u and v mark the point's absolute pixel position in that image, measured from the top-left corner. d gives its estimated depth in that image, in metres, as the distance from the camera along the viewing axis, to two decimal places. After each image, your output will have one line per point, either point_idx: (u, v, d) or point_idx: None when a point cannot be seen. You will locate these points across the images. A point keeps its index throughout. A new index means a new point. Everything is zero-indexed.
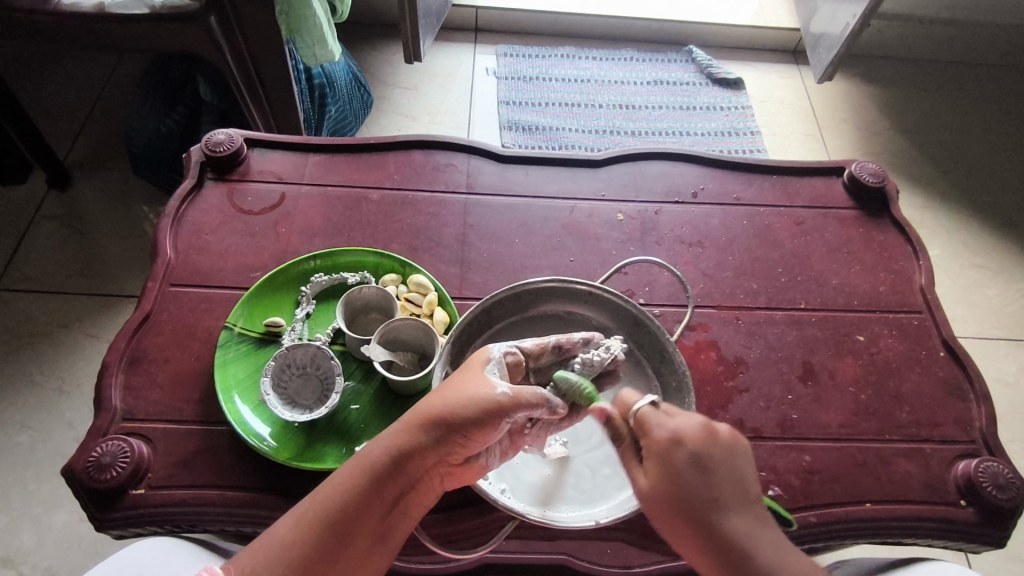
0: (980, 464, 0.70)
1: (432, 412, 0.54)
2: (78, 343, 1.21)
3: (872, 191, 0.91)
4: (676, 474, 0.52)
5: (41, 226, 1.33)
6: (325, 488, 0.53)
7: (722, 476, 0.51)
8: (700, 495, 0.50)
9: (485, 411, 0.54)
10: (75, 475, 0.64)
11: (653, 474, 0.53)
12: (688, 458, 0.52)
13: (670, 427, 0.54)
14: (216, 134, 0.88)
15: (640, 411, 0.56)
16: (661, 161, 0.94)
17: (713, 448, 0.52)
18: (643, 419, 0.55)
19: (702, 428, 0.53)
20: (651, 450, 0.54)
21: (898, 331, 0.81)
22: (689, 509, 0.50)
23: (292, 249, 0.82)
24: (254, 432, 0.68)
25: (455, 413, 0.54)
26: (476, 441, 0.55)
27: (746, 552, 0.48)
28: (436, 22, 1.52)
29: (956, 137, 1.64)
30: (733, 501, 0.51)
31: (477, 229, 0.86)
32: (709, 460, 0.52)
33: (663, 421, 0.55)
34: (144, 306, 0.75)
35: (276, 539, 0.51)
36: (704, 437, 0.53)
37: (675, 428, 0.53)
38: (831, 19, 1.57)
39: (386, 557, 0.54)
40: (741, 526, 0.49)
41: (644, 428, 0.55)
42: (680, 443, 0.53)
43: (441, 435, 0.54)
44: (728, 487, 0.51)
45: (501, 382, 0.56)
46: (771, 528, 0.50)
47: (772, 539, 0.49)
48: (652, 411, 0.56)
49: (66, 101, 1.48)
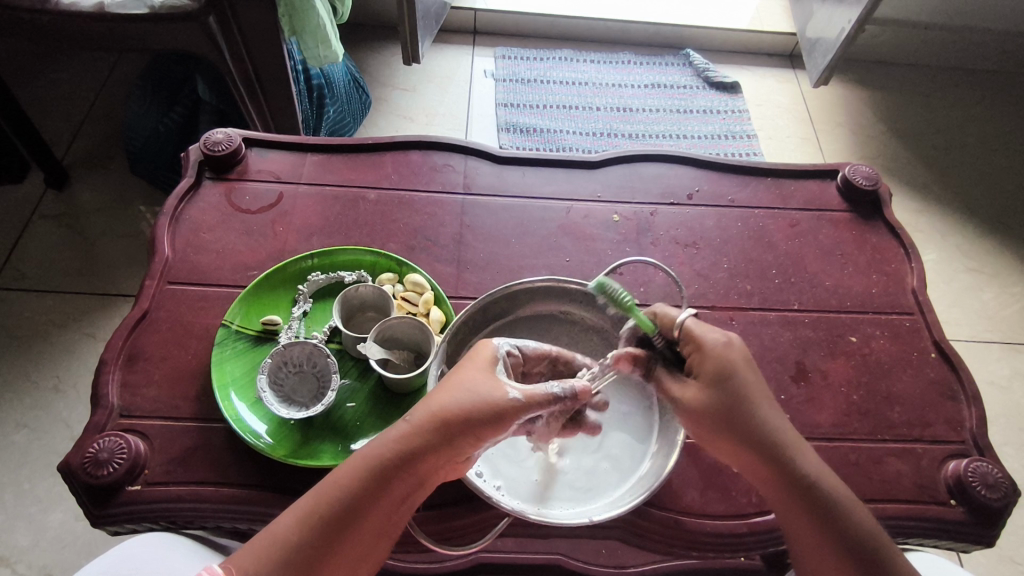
0: (970, 463, 0.71)
1: (443, 413, 0.55)
2: (76, 341, 1.21)
3: (865, 194, 0.92)
4: (728, 381, 0.59)
5: (39, 224, 1.33)
6: (328, 487, 0.52)
7: (763, 381, 0.60)
8: (751, 400, 0.58)
9: (498, 413, 0.55)
10: (72, 471, 0.65)
11: (704, 379, 0.60)
12: (737, 371, 0.59)
13: (716, 342, 0.60)
14: (214, 134, 0.88)
15: (688, 325, 0.62)
16: (656, 163, 0.95)
17: (755, 359, 0.61)
18: (690, 336, 0.61)
19: (739, 344, 0.61)
20: (701, 365, 0.60)
21: (890, 332, 0.82)
22: (741, 415, 0.58)
23: (290, 248, 0.82)
24: (250, 429, 0.68)
25: (467, 416, 0.55)
26: (484, 442, 0.56)
27: (789, 447, 0.57)
28: (434, 24, 1.52)
29: (951, 142, 1.65)
30: (771, 407, 0.59)
31: (474, 229, 0.86)
32: (750, 372, 0.60)
33: (706, 338, 0.61)
34: (142, 303, 0.75)
35: (281, 534, 0.51)
36: (747, 350, 0.61)
37: (725, 339, 0.60)
38: (826, 24, 1.58)
39: (383, 550, 0.55)
40: (781, 425, 0.58)
41: (691, 344, 0.61)
42: (727, 357, 0.60)
43: (451, 437, 0.54)
44: (767, 392, 0.60)
45: (511, 385, 0.57)
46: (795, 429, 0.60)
47: (800, 436, 0.59)
48: (695, 326, 0.62)
49: (64, 100, 1.48)
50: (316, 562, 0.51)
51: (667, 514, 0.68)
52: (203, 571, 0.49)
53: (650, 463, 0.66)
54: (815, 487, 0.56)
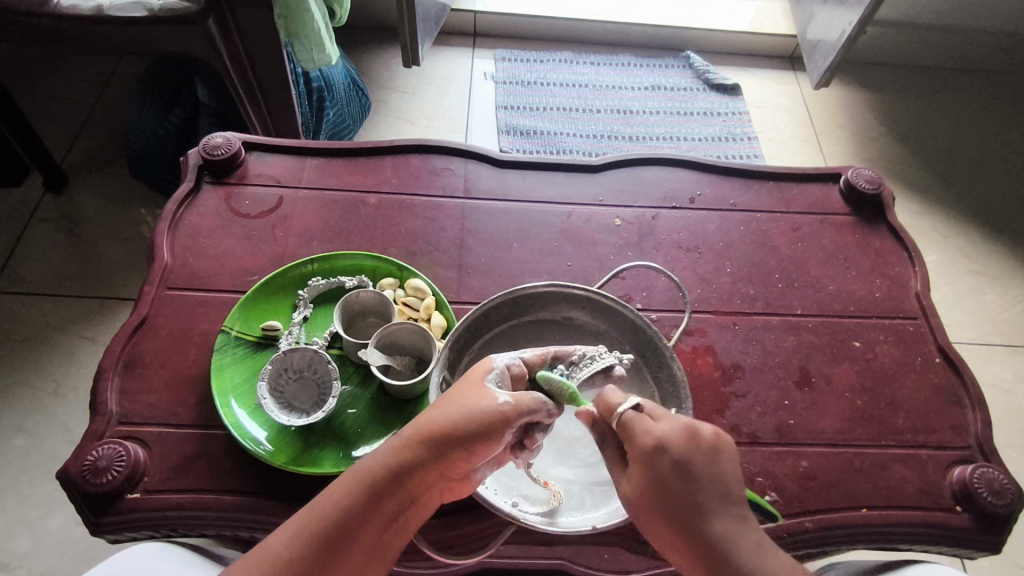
0: (975, 469, 0.71)
1: (434, 426, 0.54)
2: (74, 345, 1.21)
3: (868, 197, 0.92)
4: (657, 479, 0.51)
5: (38, 228, 1.32)
6: (321, 503, 0.52)
7: (705, 478, 0.51)
8: (681, 500, 0.50)
9: (490, 422, 0.54)
10: (70, 479, 0.64)
11: (636, 478, 0.53)
12: (670, 464, 0.51)
13: (655, 434, 0.52)
14: (214, 138, 0.88)
15: (623, 415, 0.54)
16: (658, 166, 0.95)
17: (695, 451, 0.52)
18: (628, 424, 0.54)
19: (683, 432, 0.52)
20: (634, 457, 0.53)
21: (894, 337, 0.81)
22: (671, 513, 0.51)
23: (290, 253, 0.82)
24: (250, 436, 0.67)
25: (458, 428, 0.54)
26: (479, 454, 0.55)
27: (728, 554, 0.49)
28: (434, 26, 1.52)
29: (953, 144, 1.65)
30: (717, 503, 0.51)
31: (475, 234, 0.86)
32: (691, 462, 0.51)
33: (647, 428, 0.53)
34: (141, 309, 0.75)
35: (272, 552, 0.50)
36: (686, 444, 0.52)
37: (658, 435, 0.52)
38: (827, 26, 1.58)
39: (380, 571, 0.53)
40: (722, 528, 0.50)
41: (629, 433, 0.54)
42: (663, 449, 0.52)
43: (443, 450, 0.54)
44: (708, 488, 0.51)
45: (502, 392, 0.56)
46: (753, 530, 0.50)
47: (753, 538, 0.50)
48: (636, 416, 0.54)
49: (63, 103, 1.48)
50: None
51: None
52: None
53: None
54: None
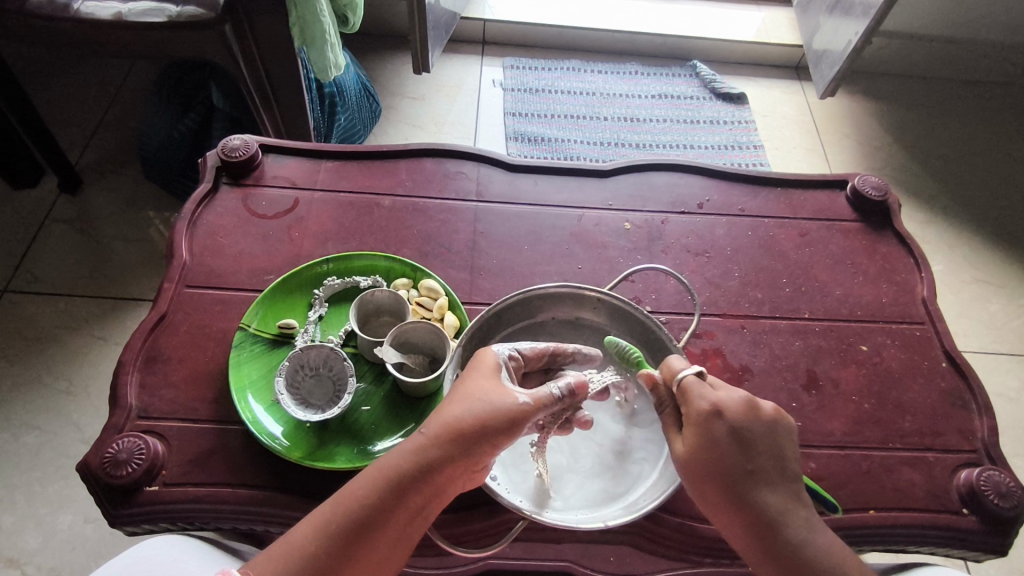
0: (981, 472, 0.71)
1: (460, 423, 0.55)
2: (88, 345, 1.22)
3: (875, 204, 0.93)
4: (713, 443, 0.55)
5: (52, 229, 1.34)
6: (345, 498, 0.53)
7: (762, 449, 0.55)
8: (740, 468, 0.54)
9: (511, 420, 0.56)
10: (91, 471, 0.65)
11: (691, 439, 0.56)
12: (728, 430, 0.55)
13: (712, 399, 0.56)
14: (232, 140, 0.90)
15: (687, 379, 0.58)
16: (667, 172, 0.96)
17: (754, 423, 0.56)
18: (688, 388, 0.58)
19: (743, 404, 0.56)
20: (692, 419, 0.56)
21: (901, 341, 0.82)
22: (723, 478, 0.54)
23: (305, 254, 0.83)
24: (266, 431, 0.69)
25: (479, 424, 0.55)
26: (499, 449, 0.56)
27: (779, 522, 0.53)
28: (444, 34, 1.54)
29: (957, 153, 1.66)
30: (770, 473, 0.55)
31: (487, 236, 0.87)
32: (748, 433, 0.55)
33: (706, 393, 0.57)
34: (160, 306, 0.76)
35: (298, 543, 0.52)
36: (746, 415, 0.56)
37: (718, 400, 0.56)
38: (833, 37, 1.60)
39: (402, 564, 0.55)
40: (772, 498, 0.54)
41: (687, 396, 0.57)
42: (721, 415, 0.55)
43: (468, 446, 0.55)
44: (765, 460, 0.55)
45: (520, 390, 0.58)
46: (803, 504, 0.54)
47: (801, 514, 0.54)
48: (697, 381, 0.58)
49: (79, 106, 1.50)
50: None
51: (681, 520, 0.68)
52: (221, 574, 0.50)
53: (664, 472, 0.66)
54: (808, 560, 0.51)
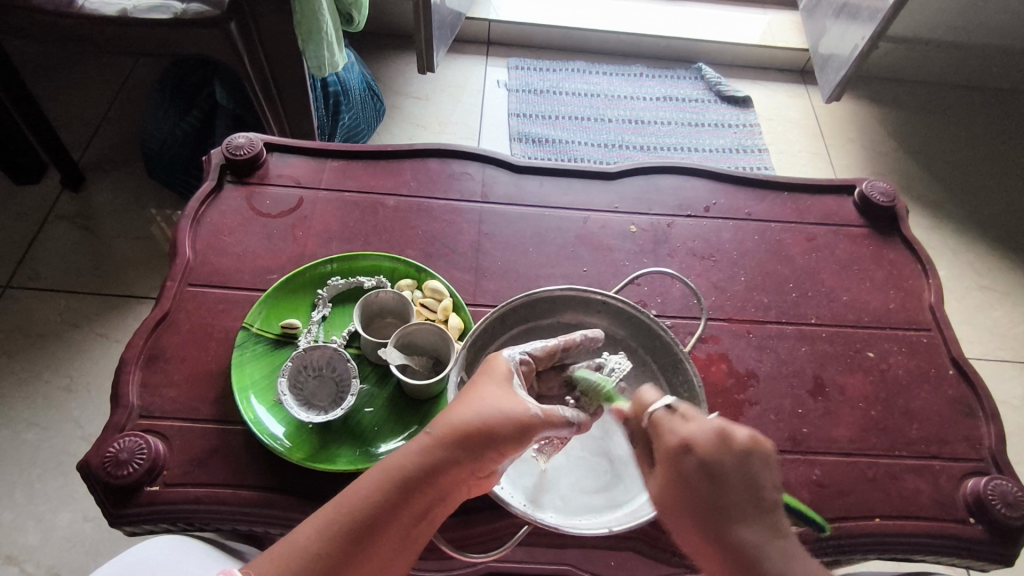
0: (989, 481, 0.71)
1: (467, 427, 0.55)
2: (89, 342, 1.22)
3: (883, 210, 0.92)
4: (683, 480, 0.52)
5: (54, 225, 1.34)
6: (349, 500, 0.52)
7: (734, 482, 0.50)
8: (709, 503, 0.49)
9: (520, 429, 0.56)
10: (92, 470, 0.65)
11: (662, 479, 0.53)
12: (695, 464, 0.51)
13: (681, 433, 0.54)
14: (237, 138, 0.89)
15: (656, 414, 0.56)
16: (673, 175, 0.96)
17: (724, 453, 0.51)
18: (658, 423, 0.56)
19: (713, 434, 0.52)
20: (664, 455, 0.54)
21: (907, 348, 0.82)
22: (693, 516, 0.50)
23: (309, 253, 0.83)
24: (268, 431, 0.68)
25: (489, 430, 0.55)
26: (506, 457, 0.57)
27: (755, 559, 0.46)
28: (449, 34, 1.54)
29: (962, 159, 1.65)
30: (744, 507, 0.49)
31: (492, 237, 0.87)
32: (715, 464, 0.50)
33: (676, 427, 0.54)
34: (163, 305, 0.76)
35: (298, 546, 0.50)
36: (714, 445, 0.51)
37: (687, 434, 0.53)
38: (839, 41, 1.60)
39: (402, 567, 0.54)
40: (748, 534, 0.47)
41: (659, 431, 0.55)
42: (688, 448, 0.52)
43: (475, 450, 0.55)
44: (738, 493, 0.49)
45: (532, 402, 0.58)
46: (785, 539, 0.47)
47: (784, 549, 0.46)
48: (667, 415, 0.56)
49: (83, 101, 1.50)
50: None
51: None
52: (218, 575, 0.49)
53: None
54: None
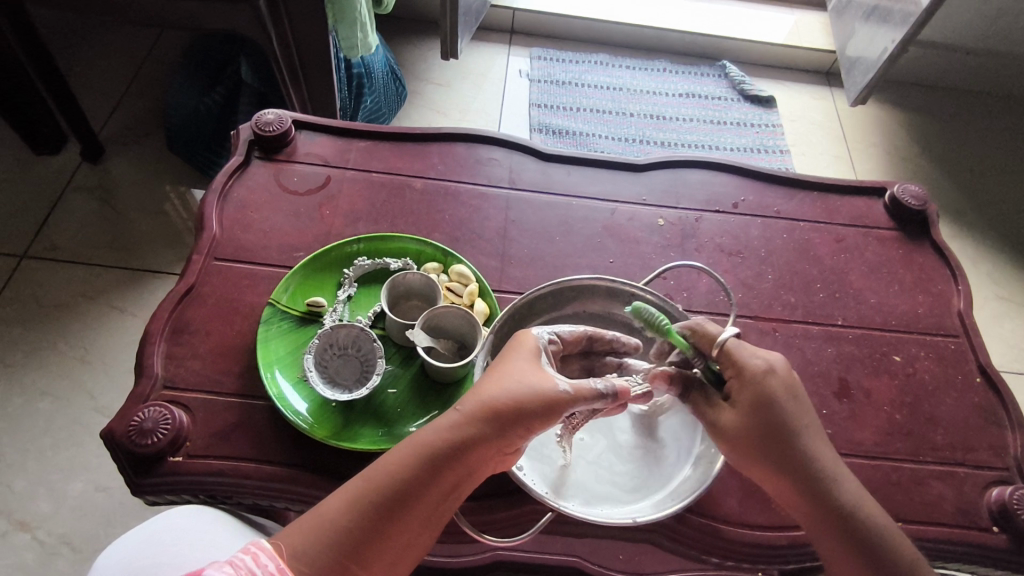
0: (1014, 490, 0.70)
1: (497, 403, 0.54)
2: (106, 314, 1.22)
3: (914, 213, 0.91)
4: (768, 403, 0.58)
5: (74, 196, 1.34)
6: (379, 472, 0.52)
7: (805, 410, 0.59)
8: (790, 426, 0.58)
9: (549, 403, 0.55)
10: (116, 439, 0.65)
11: (745, 402, 0.59)
12: (781, 391, 0.58)
13: (761, 362, 0.60)
14: (265, 114, 0.89)
15: (728, 344, 0.61)
16: (702, 169, 0.95)
17: (796, 384, 0.60)
18: (732, 352, 0.60)
19: (786, 366, 0.60)
20: (746, 383, 0.59)
21: (934, 353, 0.81)
22: (774, 438, 0.58)
23: (335, 232, 0.83)
24: (292, 407, 0.68)
25: (518, 406, 0.54)
26: (534, 432, 0.56)
27: (829, 478, 0.57)
28: (473, 20, 1.53)
29: (987, 169, 1.63)
30: (813, 433, 0.59)
31: (519, 224, 0.86)
32: (795, 392, 0.59)
33: (753, 355, 0.60)
34: (189, 277, 0.76)
35: (330, 519, 0.50)
36: (788, 375, 0.60)
37: (767, 362, 0.59)
38: (868, 43, 1.58)
39: (433, 540, 0.54)
40: (821, 457, 0.58)
41: (734, 361, 0.60)
42: (772, 376, 0.59)
43: (504, 426, 0.54)
44: (810, 419, 0.59)
45: (560, 377, 0.57)
46: (840, 462, 0.59)
47: (844, 470, 0.59)
48: (737, 344, 0.61)
49: (105, 74, 1.49)
50: (368, 556, 0.50)
51: (706, 520, 0.68)
52: (252, 544, 0.49)
53: (689, 472, 0.65)
54: (854, 514, 0.56)
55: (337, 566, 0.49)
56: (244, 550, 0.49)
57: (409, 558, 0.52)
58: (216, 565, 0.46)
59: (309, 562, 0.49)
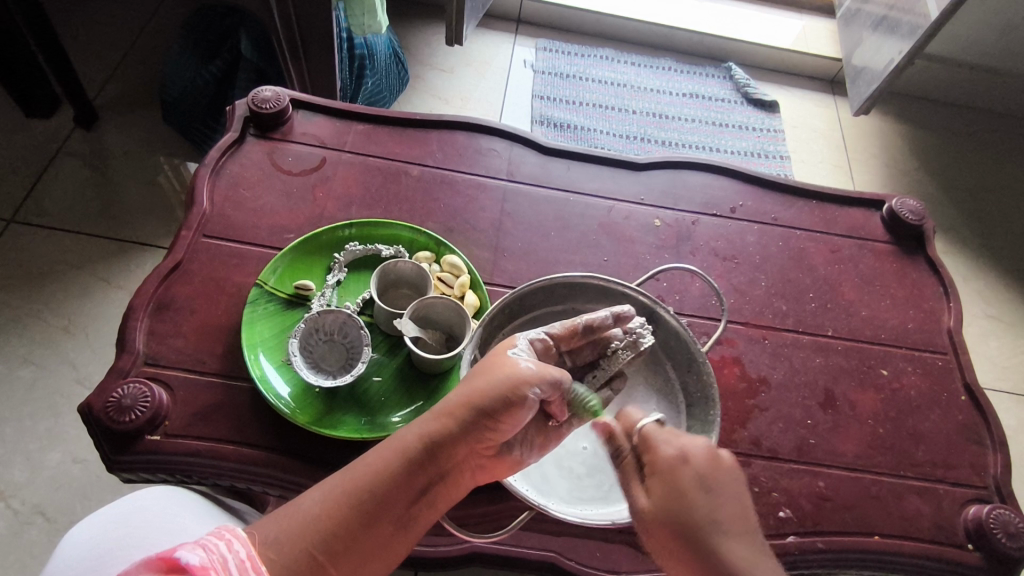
0: (992, 510, 0.70)
1: (465, 398, 0.55)
2: (91, 285, 1.20)
3: (910, 228, 0.91)
4: (676, 491, 0.54)
5: (63, 162, 1.32)
6: (356, 466, 0.52)
7: (724, 499, 0.53)
8: (699, 516, 0.52)
9: (513, 388, 0.56)
10: (93, 414, 0.64)
11: (656, 492, 0.55)
12: (693, 478, 0.54)
13: (677, 444, 0.56)
14: (263, 91, 0.87)
15: (647, 427, 0.58)
16: (701, 172, 0.94)
17: (717, 471, 0.55)
18: (649, 436, 0.58)
19: (707, 450, 0.56)
20: (657, 468, 0.56)
21: (922, 369, 0.81)
22: (680, 530, 0.52)
23: (328, 216, 0.81)
24: (274, 390, 0.67)
25: (483, 398, 0.55)
26: (506, 425, 0.56)
27: (743, 572, 0.49)
28: (480, 7, 1.51)
29: (985, 186, 1.64)
30: (731, 526, 0.52)
31: (514, 217, 0.85)
32: (712, 481, 0.54)
33: (670, 438, 0.57)
34: (176, 253, 0.74)
35: (302, 509, 0.50)
36: (707, 461, 0.55)
37: (683, 446, 0.56)
38: (874, 54, 1.57)
39: (407, 544, 0.53)
40: (738, 550, 0.50)
41: (649, 445, 0.57)
42: (686, 461, 0.55)
43: (474, 422, 0.55)
44: (727, 511, 0.53)
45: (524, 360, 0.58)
46: (768, 558, 0.51)
47: (768, 565, 0.50)
48: (656, 427, 0.58)
49: (102, 39, 1.47)
50: (340, 551, 0.49)
51: None
52: (224, 530, 0.46)
53: None
54: None
55: (304, 561, 0.48)
56: (214, 535, 0.45)
57: (382, 559, 0.51)
58: (189, 546, 0.42)
59: (277, 550, 0.47)
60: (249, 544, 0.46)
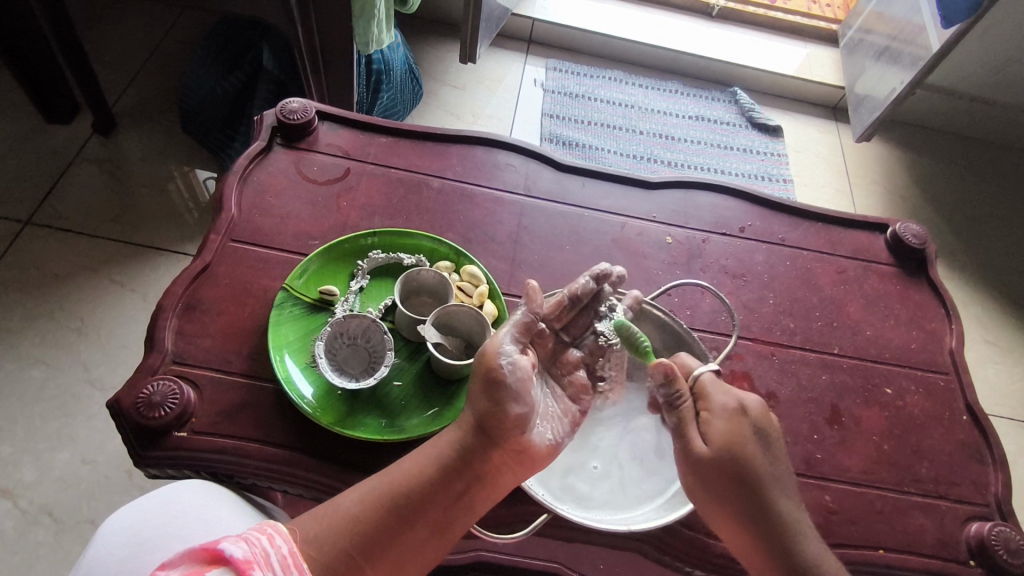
0: (993, 526, 0.72)
1: (479, 411, 0.61)
2: (106, 287, 1.22)
3: (913, 252, 0.94)
4: (739, 438, 0.61)
5: (82, 167, 1.34)
6: (393, 472, 0.57)
7: (777, 451, 0.62)
8: (760, 466, 0.60)
9: (488, 364, 0.61)
10: (123, 410, 0.66)
11: (720, 439, 0.61)
12: (754, 428, 0.62)
13: (735, 398, 0.63)
14: (290, 102, 0.90)
15: (705, 377, 0.65)
16: (711, 192, 0.97)
17: (770, 425, 0.63)
18: (705, 387, 0.64)
19: (764, 406, 0.64)
20: (721, 415, 0.62)
21: (925, 389, 0.83)
22: (742, 475, 0.60)
23: (351, 224, 0.84)
24: (299, 390, 0.69)
25: (491, 401, 0.60)
26: (518, 406, 0.61)
27: (791, 527, 0.59)
28: (493, 27, 1.55)
29: (983, 214, 1.67)
30: (783, 480, 0.61)
31: (531, 231, 0.88)
32: (766, 434, 0.62)
33: (726, 392, 0.64)
34: (205, 256, 0.77)
35: (342, 509, 0.53)
36: (763, 415, 0.63)
37: (742, 400, 0.63)
38: (876, 83, 1.62)
39: (445, 549, 0.57)
40: (784, 501, 0.60)
41: (706, 395, 0.64)
42: (746, 413, 0.62)
43: (492, 428, 0.60)
44: (780, 463, 0.62)
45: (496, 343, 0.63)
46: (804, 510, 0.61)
47: (806, 519, 0.60)
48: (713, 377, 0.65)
49: (124, 48, 1.50)
50: (377, 552, 0.53)
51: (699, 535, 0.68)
52: (267, 526, 0.48)
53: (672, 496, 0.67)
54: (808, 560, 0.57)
55: (344, 557, 0.51)
56: (259, 529, 0.48)
57: (419, 561, 0.54)
58: (232, 538, 0.44)
59: (319, 549, 0.51)
60: (291, 541, 0.48)
